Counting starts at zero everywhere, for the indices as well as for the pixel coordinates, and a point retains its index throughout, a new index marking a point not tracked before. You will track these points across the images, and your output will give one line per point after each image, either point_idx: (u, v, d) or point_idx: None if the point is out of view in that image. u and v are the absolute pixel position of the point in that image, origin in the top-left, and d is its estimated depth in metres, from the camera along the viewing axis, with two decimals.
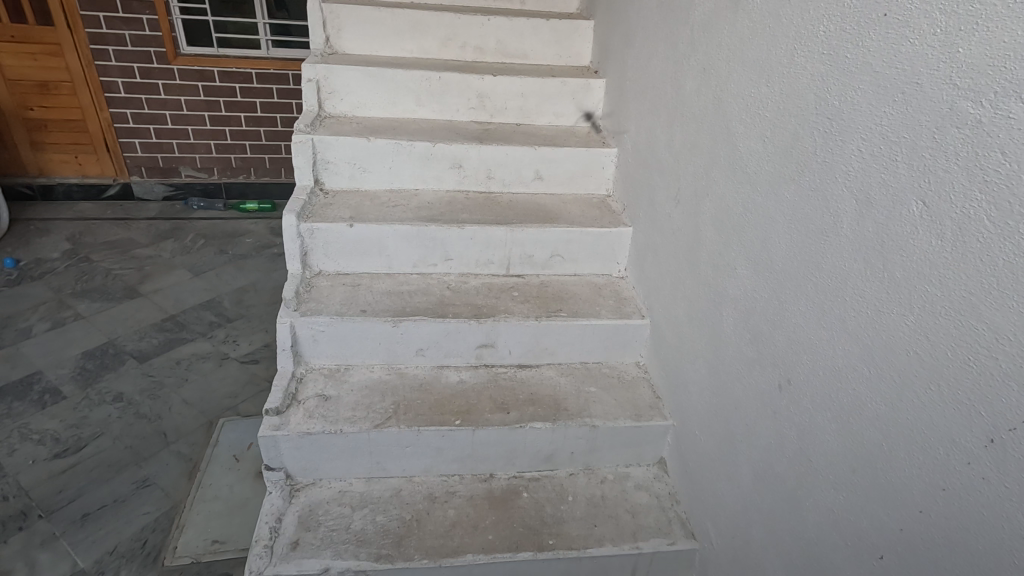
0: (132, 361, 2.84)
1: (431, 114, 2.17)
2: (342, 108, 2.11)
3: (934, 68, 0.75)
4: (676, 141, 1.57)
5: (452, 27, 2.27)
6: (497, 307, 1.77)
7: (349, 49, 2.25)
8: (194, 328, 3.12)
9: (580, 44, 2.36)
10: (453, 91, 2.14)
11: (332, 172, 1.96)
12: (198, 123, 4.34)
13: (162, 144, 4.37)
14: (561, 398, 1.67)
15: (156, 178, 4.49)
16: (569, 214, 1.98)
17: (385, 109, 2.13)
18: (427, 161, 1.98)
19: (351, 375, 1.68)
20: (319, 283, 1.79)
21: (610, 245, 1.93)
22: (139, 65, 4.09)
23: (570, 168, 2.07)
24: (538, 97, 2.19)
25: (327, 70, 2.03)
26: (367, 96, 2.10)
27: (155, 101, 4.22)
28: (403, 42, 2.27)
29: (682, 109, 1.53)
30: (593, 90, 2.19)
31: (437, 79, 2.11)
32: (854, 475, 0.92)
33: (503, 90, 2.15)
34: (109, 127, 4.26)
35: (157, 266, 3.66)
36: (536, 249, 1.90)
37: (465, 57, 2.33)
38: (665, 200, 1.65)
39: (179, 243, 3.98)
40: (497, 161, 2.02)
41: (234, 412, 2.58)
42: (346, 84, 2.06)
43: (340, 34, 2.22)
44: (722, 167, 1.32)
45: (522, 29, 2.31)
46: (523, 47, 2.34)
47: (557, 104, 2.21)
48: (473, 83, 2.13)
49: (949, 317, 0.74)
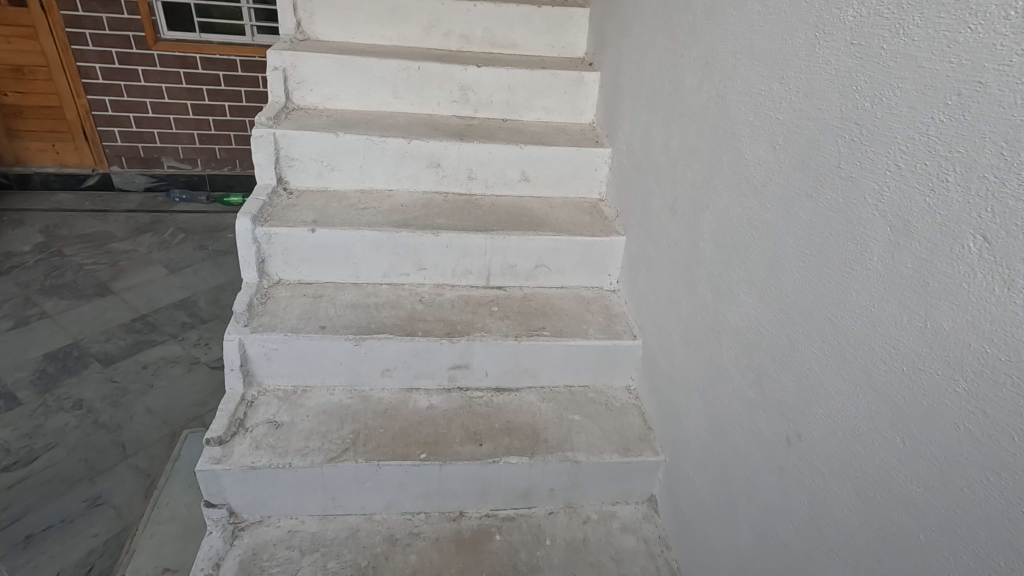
0: (96, 364, 2.68)
1: (410, 107, 1.99)
2: (313, 100, 1.93)
3: (1003, 65, 0.58)
4: (674, 143, 1.39)
5: (435, 13, 2.09)
6: (474, 323, 1.60)
7: (322, 35, 2.07)
8: (165, 329, 2.95)
9: (575, 33, 2.18)
10: (434, 83, 1.96)
11: (297, 170, 1.78)
12: (180, 112, 4.16)
13: (144, 133, 4.20)
14: (542, 427, 1.50)
15: (137, 168, 4.32)
16: (556, 220, 1.80)
17: (359, 101, 1.95)
18: (401, 159, 1.81)
19: (309, 399, 1.51)
20: (278, 293, 1.62)
21: (601, 255, 1.76)
22: (118, 51, 3.90)
23: (560, 169, 1.89)
24: (526, 90, 2.01)
25: (294, 57, 1.86)
26: (339, 86, 1.92)
27: (135, 88, 4.05)
28: (382, 28, 2.09)
29: (681, 108, 1.35)
30: (587, 84, 2.01)
31: (416, 69, 1.93)
32: (877, 563, 0.75)
33: (488, 82, 1.97)
34: (87, 114, 4.08)
35: (132, 262, 3.50)
36: (519, 258, 1.73)
37: (449, 46, 2.15)
38: (661, 208, 1.48)
39: (157, 237, 3.81)
40: (478, 160, 1.84)
41: (199, 422, 2.42)
42: (316, 73, 1.89)
43: (313, 19, 2.04)
44: (724, 176, 1.14)
45: (511, 16, 2.12)
46: (513, 36, 2.16)
47: (547, 99, 2.03)
48: (455, 73, 1.95)
49: (1015, 390, 0.57)
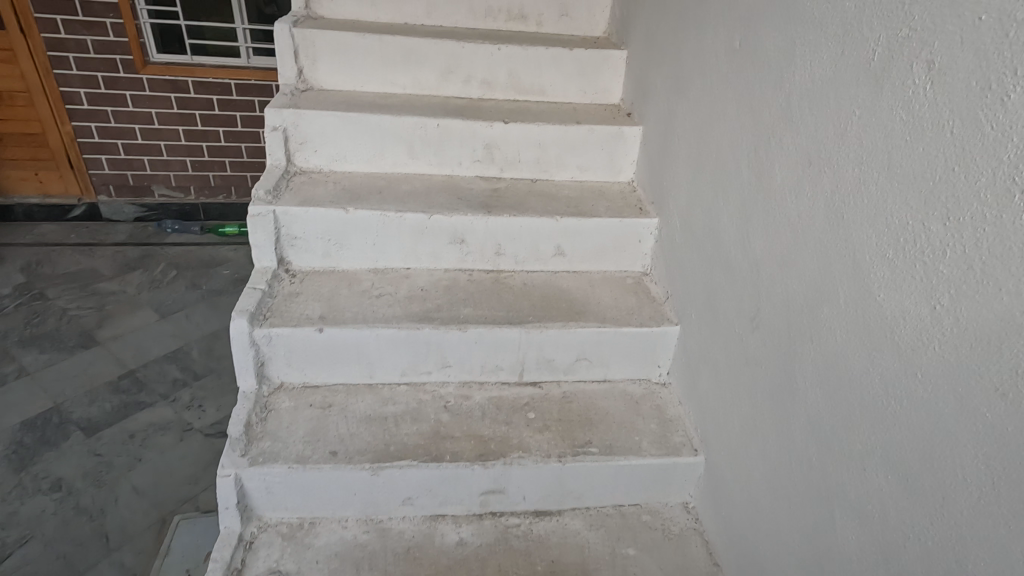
0: (78, 434, 2.44)
1: (427, 168, 1.76)
2: (317, 161, 1.70)
3: None
4: (753, 243, 1.16)
5: (454, 56, 1.85)
6: (510, 439, 1.37)
7: (327, 83, 1.83)
8: (154, 388, 2.71)
9: (610, 77, 1.94)
10: (455, 140, 1.72)
11: (300, 248, 1.55)
12: (171, 139, 3.91)
13: (133, 161, 3.95)
14: (592, 568, 1.28)
15: (126, 197, 4.07)
16: (599, 304, 1.58)
17: (370, 162, 1.72)
18: (420, 235, 1.57)
19: (317, 536, 1.28)
20: (279, 403, 1.39)
21: (651, 347, 1.53)
22: (104, 75, 3.65)
23: (600, 241, 1.66)
24: (558, 147, 1.77)
25: (296, 116, 1.62)
26: (347, 147, 1.69)
27: (122, 114, 3.80)
28: (394, 74, 1.85)
29: (763, 204, 1.12)
30: (627, 140, 1.78)
31: (435, 126, 1.69)
32: None
33: (516, 138, 1.74)
34: (72, 141, 3.82)
35: (119, 306, 3.25)
36: (558, 352, 1.50)
37: (469, 93, 1.91)
38: (732, 313, 1.25)
39: (147, 275, 3.56)
40: (508, 234, 1.61)
41: (192, 504, 2.19)
42: (321, 132, 1.65)
43: (316, 65, 1.80)
44: (838, 309, 0.91)
45: (539, 60, 1.88)
46: (541, 80, 1.92)
47: (582, 156, 1.79)
48: (479, 130, 1.71)
49: None
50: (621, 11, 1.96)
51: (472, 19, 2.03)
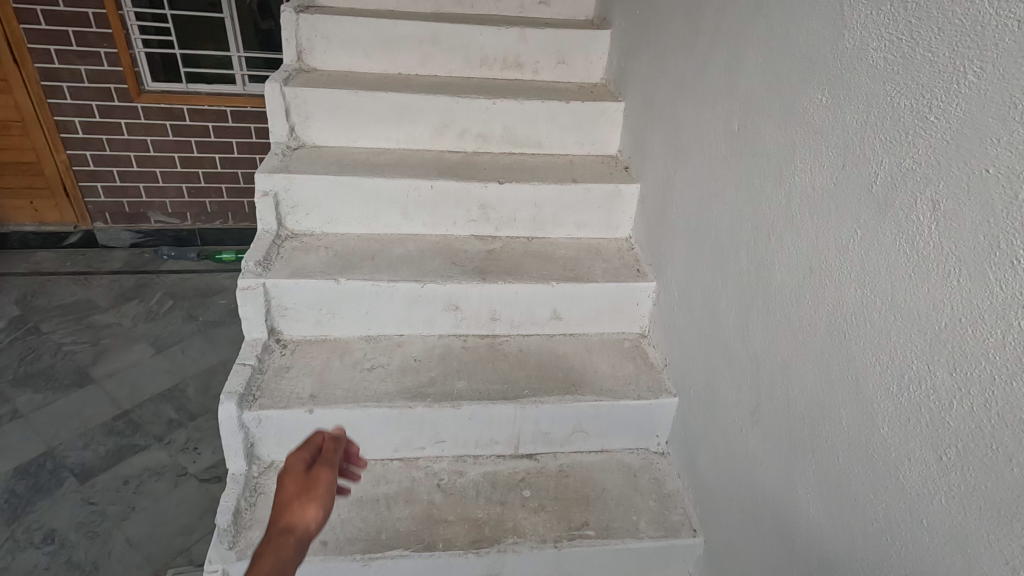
0: (71, 480, 2.42)
1: (421, 228, 1.73)
2: (309, 224, 1.67)
3: None
4: (752, 335, 1.13)
5: (449, 111, 1.82)
6: (504, 522, 1.34)
7: (320, 140, 1.80)
8: (149, 430, 2.69)
9: (607, 128, 1.91)
10: (449, 201, 1.69)
11: (291, 319, 1.53)
12: (166, 166, 3.89)
13: (129, 188, 3.92)
14: None
15: (122, 224, 4.05)
16: (596, 373, 1.55)
17: (362, 224, 1.69)
18: (414, 303, 1.54)
19: None
20: (270, 484, 1.37)
21: (649, 419, 1.50)
22: (98, 104, 3.62)
23: (597, 305, 1.63)
24: (555, 206, 1.75)
25: (287, 181, 1.60)
26: (339, 210, 1.66)
27: (117, 142, 3.77)
28: (388, 130, 1.82)
29: (763, 298, 1.09)
30: (624, 197, 1.75)
31: (429, 188, 1.66)
32: None
33: (512, 198, 1.71)
34: (67, 169, 3.80)
35: (115, 340, 3.23)
36: (555, 425, 1.47)
37: (464, 146, 1.88)
38: (731, 400, 1.22)
39: (143, 306, 3.54)
40: (503, 300, 1.58)
41: (185, 557, 2.17)
42: (313, 196, 1.63)
43: (308, 122, 1.77)
44: (841, 428, 0.88)
45: (535, 113, 1.85)
46: (537, 133, 1.89)
47: (579, 214, 1.77)
48: (474, 191, 1.68)
49: None
50: (618, 61, 1.93)
51: (467, 68, 2.00)
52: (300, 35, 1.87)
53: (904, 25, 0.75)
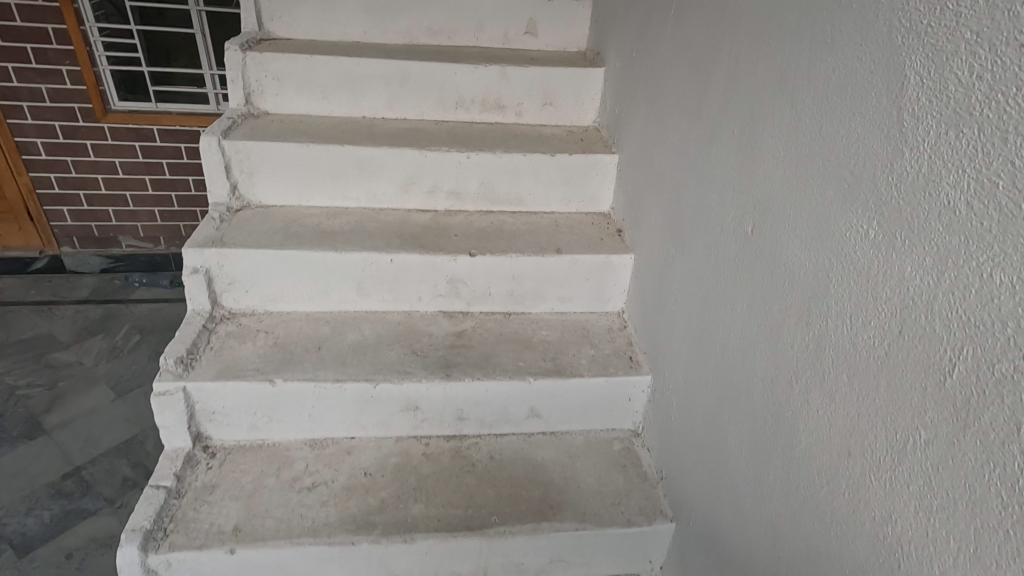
0: (9, 554, 2.20)
1: (381, 304, 1.49)
2: (249, 302, 1.44)
3: None
4: (767, 497, 0.90)
5: (416, 166, 1.58)
6: None
7: (267, 198, 1.57)
8: (100, 491, 2.47)
9: (599, 184, 1.67)
10: (413, 276, 1.46)
11: (221, 423, 1.30)
12: (137, 189, 3.64)
13: (97, 212, 3.69)
14: None
15: (91, 249, 3.80)
16: (579, 488, 1.31)
17: (312, 301, 1.46)
18: (366, 404, 1.31)
19: None
20: None
21: (640, 547, 1.27)
22: (62, 124, 3.37)
23: (583, 402, 1.40)
24: (535, 279, 1.51)
25: (220, 256, 1.37)
26: (284, 286, 1.43)
27: (84, 164, 3.52)
28: (345, 186, 1.58)
29: (781, 456, 0.86)
30: (616, 269, 1.52)
31: (389, 261, 1.43)
32: None
33: (485, 272, 1.48)
34: (30, 193, 3.55)
35: (74, 382, 3.01)
36: (528, 556, 1.24)
37: (435, 204, 1.64)
38: (737, 561, 0.99)
39: (108, 341, 3.32)
40: (471, 399, 1.35)
41: None
42: (252, 272, 1.40)
43: (252, 179, 1.54)
44: None
45: (516, 168, 1.61)
46: (518, 189, 1.65)
47: (564, 287, 1.53)
48: (440, 265, 1.45)
49: None
50: (613, 107, 1.68)
51: (441, 110, 1.76)
52: (247, 75, 1.63)
53: (1001, 169, 0.52)
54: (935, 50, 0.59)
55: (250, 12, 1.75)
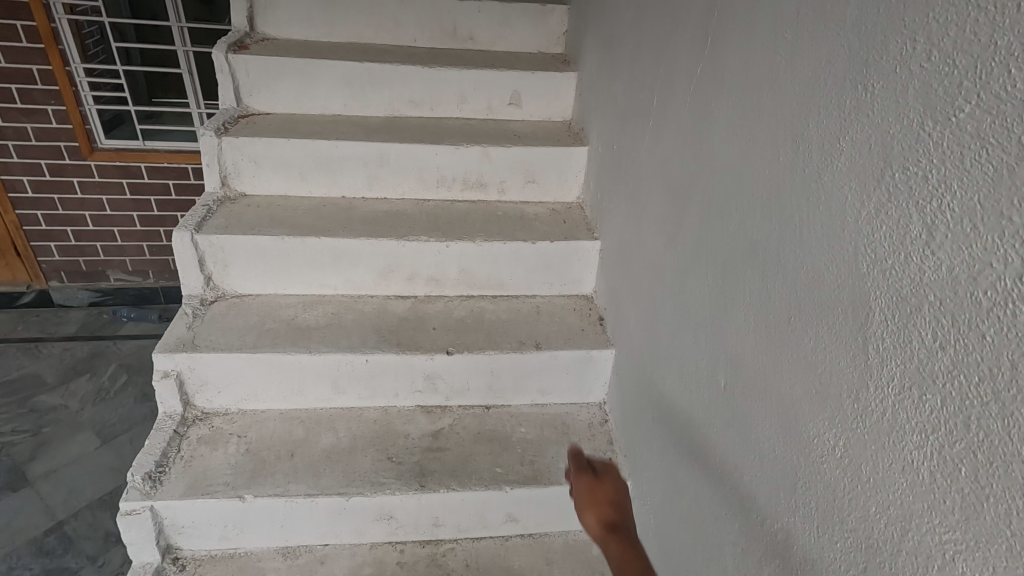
0: None
1: (357, 401, 1.47)
2: (222, 402, 1.41)
3: None
4: None
5: (394, 255, 1.55)
6: None
7: (242, 287, 1.54)
8: (83, 549, 2.43)
9: (581, 269, 1.65)
10: (389, 374, 1.43)
11: (190, 536, 1.27)
12: (125, 225, 3.61)
13: (85, 247, 3.65)
14: None
15: (79, 283, 3.76)
16: None
17: (286, 399, 1.43)
18: (339, 515, 1.29)
19: None
20: None
21: None
22: (48, 162, 3.34)
23: (561, 507, 1.38)
24: (514, 375, 1.49)
25: (191, 359, 1.34)
26: (258, 386, 1.40)
27: (71, 201, 3.48)
28: (322, 275, 1.55)
29: None
30: (596, 364, 1.50)
31: (364, 361, 1.40)
32: None
33: (462, 369, 1.45)
34: (17, 229, 3.51)
35: (58, 427, 2.97)
36: None
37: (414, 290, 1.62)
38: None
39: (95, 382, 3.28)
40: (447, 508, 1.32)
41: None
42: (224, 374, 1.37)
43: (227, 270, 1.51)
44: None
45: (497, 254, 1.59)
46: (499, 274, 1.63)
47: (544, 381, 1.51)
48: (417, 363, 1.43)
49: None
50: (596, 190, 1.66)
51: (422, 189, 1.73)
52: (223, 158, 1.60)
53: (963, 453, 0.50)
54: (899, 296, 0.56)
55: (228, 90, 1.73)
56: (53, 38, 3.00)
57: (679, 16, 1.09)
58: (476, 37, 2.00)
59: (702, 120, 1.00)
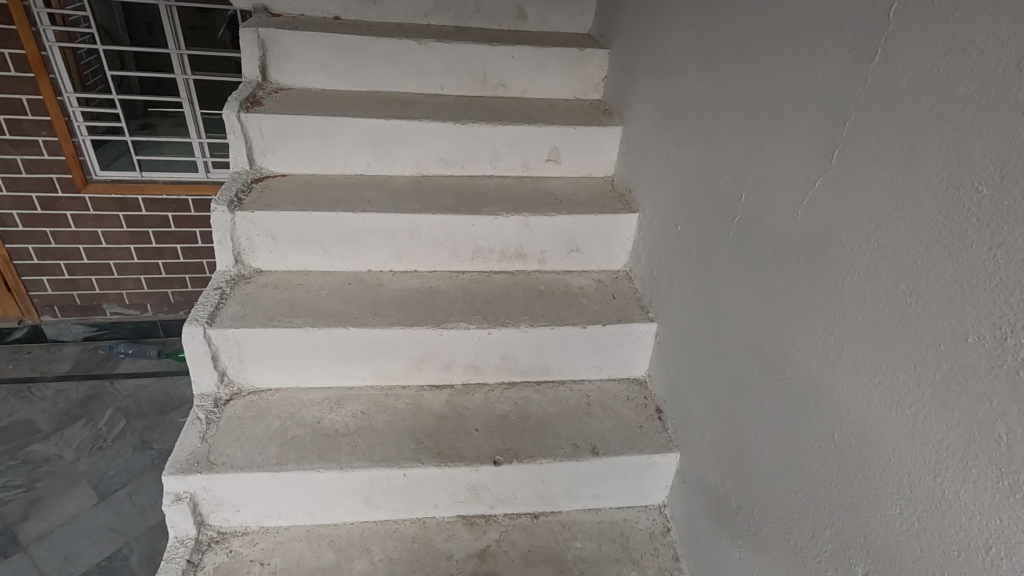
0: None
1: (392, 513, 1.31)
2: (241, 520, 1.25)
3: None
4: None
5: (429, 345, 1.39)
6: None
7: (260, 381, 1.37)
8: None
9: (633, 351, 1.49)
10: (429, 486, 1.27)
11: None
12: (122, 258, 3.39)
13: (79, 281, 3.42)
14: None
15: (73, 317, 3.55)
16: None
17: (312, 515, 1.28)
18: None
19: None
20: None
21: None
22: (39, 195, 3.11)
23: None
24: (568, 482, 1.33)
25: (206, 481, 1.18)
26: (281, 504, 1.24)
27: (64, 235, 3.26)
28: (350, 366, 1.39)
29: None
30: (659, 468, 1.34)
31: (402, 475, 1.24)
32: None
33: (510, 478, 1.29)
34: (7, 264, 3.29)
35: (52, 483, 2.74)
36: None
37: (450, 379, 1.46)
38: None
39: (91, 428, 3.06)
40: None
41: None
42: (244, 494, 1.21)
43: (243, 365, 1.34)
44: None
45: (543, 340, 1.44)
46: (544, 358, 1.47)
47: (601, 486, 1.35)
48: (459, 475, 1.27)
49: None
50: (651, 264, 1.50)
51: (456, 261, 1.58)
52: (237, 234, 1.43)
53: None
54: None
55: (240, 152, 1.56)
56: (44, 67, 2.78)
57: (781, 112, 0.93)
58: (508, 85, 1.84)
59: (817, 244, 0.85)
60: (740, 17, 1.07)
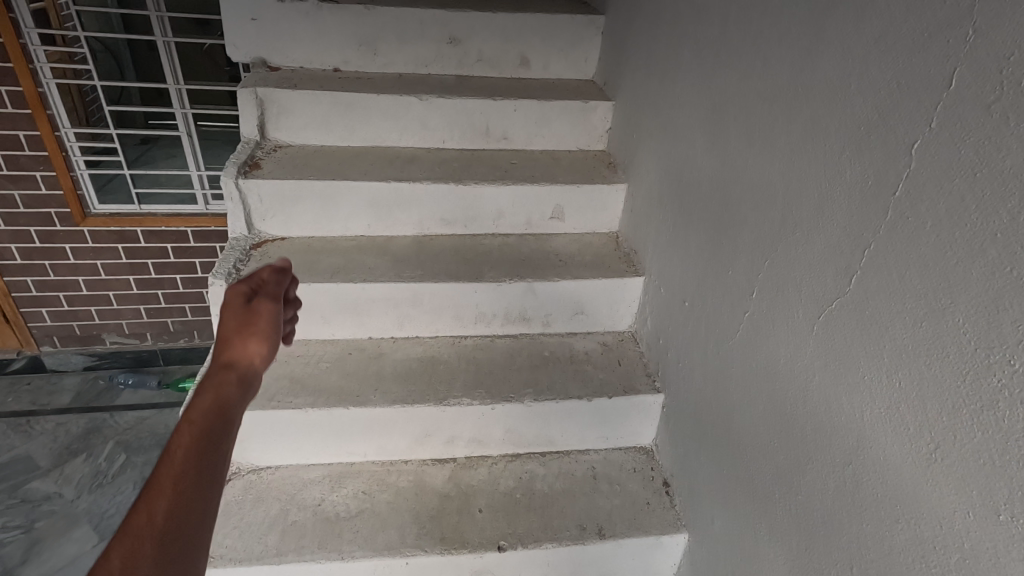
0: None
1: None
2: None
3: None
4: None
5: (432, 420, 1.36)
6: None
7: (259, 459, 1.35)
8: None
9: (639, 422, 1.46)
10: (434, 572, 1.24)
11: None
12: (121, 289, 3.33)
13: (79, 312, 3.36)
14: None
15: (73, 347, 3.50)
16: None
17: None
18: None
19: None
20: None
21: None
22: (38, 228, 3.05)
23: None
24: (574, 564, 1.29)
25: None
26: None
27: (63, 267, 3.19)
28: (351, 443, 1.36)
29: None
30: (666, 548, 1.31)
31: (404, 562, 1.21)
32: None
33: (516, 563, 1.26)
34: (5, 296, 3.22)
35: (52, 523, 2.68)
36: None
37: (453, 452, 1.43)
38: None
39: (91, 463, 3.01)
40: None
41: None
42: None
43: (242, 446, 1.31)
44: None
45: (548, 413, 1.40)
46: (549, 431, 1.43)
47: (607, 566, 1.32)
48: (463, 561, 1.24)
49: None
50: (657, 331, 1.46)
51: (458, 326, 1.55)
52: None
53: None
54: None
55: (238, 218, 1.53)
56: (41, 104, 2.69)
57: (795, 218, 0.91)
58: (511, 137, 1.81)
59: (834, 366, 0.82)
60: (750, 106, 1.04)
